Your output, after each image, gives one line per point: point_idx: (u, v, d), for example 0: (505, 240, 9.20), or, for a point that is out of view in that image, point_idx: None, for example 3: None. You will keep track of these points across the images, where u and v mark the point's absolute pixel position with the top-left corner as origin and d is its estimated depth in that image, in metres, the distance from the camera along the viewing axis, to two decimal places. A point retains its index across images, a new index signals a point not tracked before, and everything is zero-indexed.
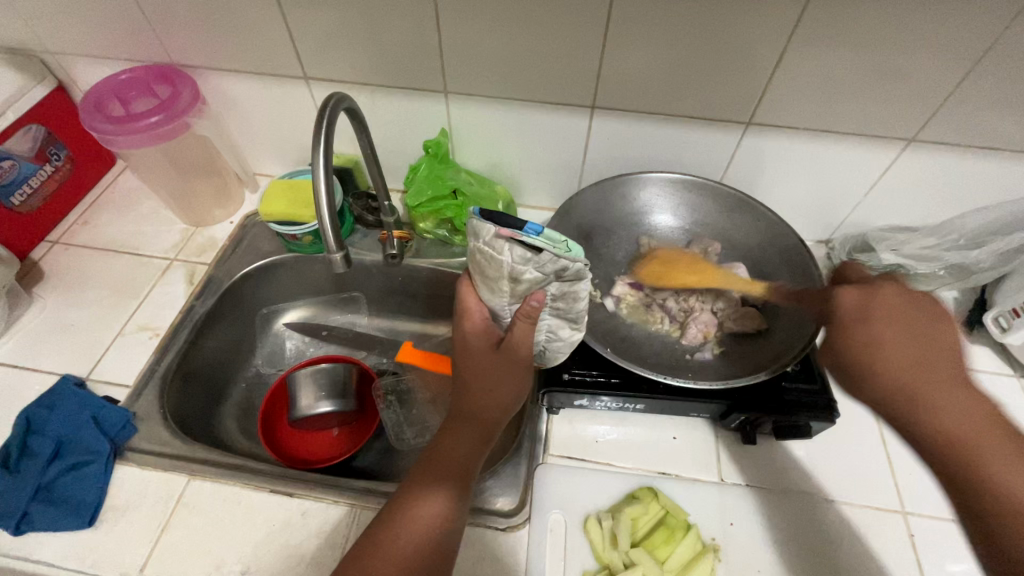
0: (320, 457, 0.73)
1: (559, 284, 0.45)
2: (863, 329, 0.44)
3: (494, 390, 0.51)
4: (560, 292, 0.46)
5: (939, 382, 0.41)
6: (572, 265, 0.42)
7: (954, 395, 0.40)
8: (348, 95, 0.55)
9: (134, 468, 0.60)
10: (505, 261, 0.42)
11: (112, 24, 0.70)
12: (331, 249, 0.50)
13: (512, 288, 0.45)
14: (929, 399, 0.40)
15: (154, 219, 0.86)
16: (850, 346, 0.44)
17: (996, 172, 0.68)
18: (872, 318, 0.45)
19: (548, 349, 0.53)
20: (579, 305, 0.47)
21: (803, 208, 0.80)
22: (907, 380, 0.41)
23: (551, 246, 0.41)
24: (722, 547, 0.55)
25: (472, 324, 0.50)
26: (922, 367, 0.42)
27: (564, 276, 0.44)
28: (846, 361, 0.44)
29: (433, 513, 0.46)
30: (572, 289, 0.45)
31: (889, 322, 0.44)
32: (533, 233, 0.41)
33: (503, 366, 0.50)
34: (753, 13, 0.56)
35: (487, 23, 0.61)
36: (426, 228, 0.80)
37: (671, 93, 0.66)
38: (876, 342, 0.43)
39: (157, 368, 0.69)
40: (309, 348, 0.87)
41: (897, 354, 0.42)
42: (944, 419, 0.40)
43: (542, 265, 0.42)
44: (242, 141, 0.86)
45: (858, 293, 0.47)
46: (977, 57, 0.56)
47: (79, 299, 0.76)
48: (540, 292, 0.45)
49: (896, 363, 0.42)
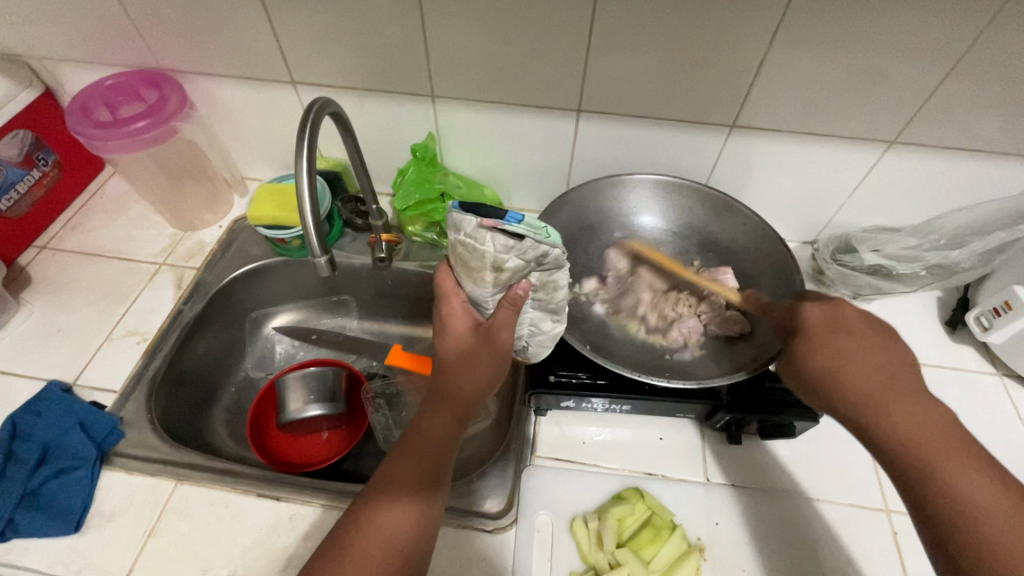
0: (312, 460, 0.73)
1: (539, 273, 0.47)
2: (828, 343, 0.45)
3: (475, 375, 0.50)
4: (541, 281, 0.48)
5: (903, 397, 0.42)
6: (553, 252, 0.45)
7: (919, 409, 0.41)
8: (332, 99, 0.55)
9: (120, 474, 0.60)
10: (489, 251, 0.43)
11: (99, 29, 0.70)
12: (315, 253, 0.50)
13: (498, 278, 0.46)
14: (893, 412, 0.41)
15: (142, 224, 0.86)
16: (816, 360, 0.45)
17: (976, 173, 0.69)
18: (836, 331, 0.46)
19: (530, 343, 0.56)
20: (558, 293, 0.50)
21: (788, 210, 0.81)
22: (873, 393, 0.42)
23: (532, 233, 0.42)
24: (708, 547, 0.56)
25: (455, 308, 0.50)
26: (886, 381, 0.42)
27: (545, 263, 0.45)
28: (812, 374, 0.45)
29: (411, 502, 0.46)
30: (551, 278, 0.48)
31: (852, 336, 0.45)
32: (514, 221, 0.42)
33: (483, 351, 0.50)
34: (734, 18, 0.56)
35: (472, 27, 0.62)
36: (415, 231, 0.81)
37: (656, 96, 0.66)
38: (840, 355, 0.44)
39: (145, 372, 0.69)
40: (299, 352, 0.87)
41: (863, 368, 0.43)
42: (910, 432, 0.40)
43: (525, 252, 0.43)
44: (231, 145, 0.86)
45: (821, 307, 0.48)
46: (954, 60, 0.57)
47: (67, 304, 0.76)
48: (524, 282, 0.47)
49: (862, 378, 0.43)
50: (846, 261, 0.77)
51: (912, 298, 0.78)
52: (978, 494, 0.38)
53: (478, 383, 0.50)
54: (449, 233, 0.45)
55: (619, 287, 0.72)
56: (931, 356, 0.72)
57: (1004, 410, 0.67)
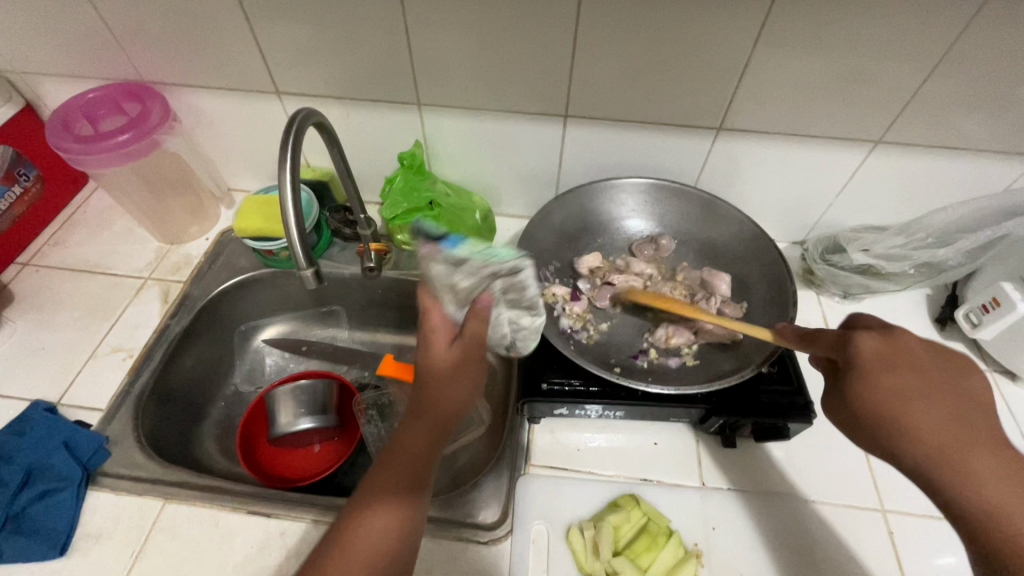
0: (305, 475, 0.72)
1: (500, 280, 0.52)
2: (884, 378, 0.42)
3: (456, 386, 0.49)
4: (507, 285, 0.53)
5: (974, 443, 0.39)
6: (502, 264, 0.52)
7: (995, 460, 0.38)
8: (317, 110, 0.55)
9: (106, 494, 0.59)
10: (441, 276, 0.51)
11: (79, 43, 0.69)
12: (301, 265, 0.50)
13: (458, 295, 0.51)
14: (964, 462, 0.38)
15: (127, 238, 0.85)
16: (872, 396, 0.42)
17: (959, 171, 0.70)
18: (897, 367, 0.42)
19: (517, 338, 0.58)
20: (527, 291, 0.54)
21: (777, 211, 0.81)
22: (938, 440, 0.39)
23: (469, 254, 0.51)
24: (704, 552, 0.55)
25: (433, 319, 0.50)
26: (953, 424, 0.40)
27: (503, 272, 0.52)
28: (866, 412, 0.42)
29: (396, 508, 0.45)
30: (513, 279, 0.53)
31: (915, 372, 0.42)
32: (450, 246, 0.52)
33: (463, 363, 0.49)
34: (718, 21, 0.56)
35: (457, 35, 0.62)
36: (404, 240, 0.79)
37: (641, 101, 0.67)
38: (900, 392, 0.41)
39: (131, 390, 0.68)
40: (290, 364, 0.86)
41: (927, 412, 0.40)
42: (988, 487, 0.37)
43: (472, 269, 0.51)
44: (217, 158, 0.85)
45: (878, 339, 0.44)
46: (937, 59, 0.57)
47: (50, 321, 0.74)
48: (484, 292, 0.51)
49: (923, 423, 0.40)
50: (835, 261, 0.77)
51: (902, 296, 0.78)
52: None
53: (458, 396, 0.49)
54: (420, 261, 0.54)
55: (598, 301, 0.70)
56: None
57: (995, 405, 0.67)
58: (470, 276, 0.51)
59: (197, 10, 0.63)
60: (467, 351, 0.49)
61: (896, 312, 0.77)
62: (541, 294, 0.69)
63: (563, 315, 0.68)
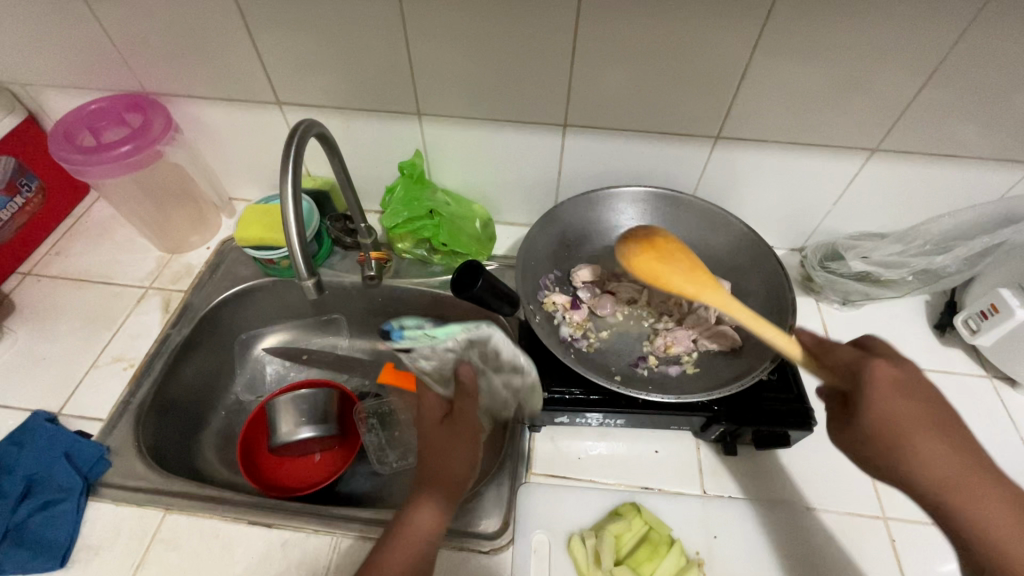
0: (304, 483, 0.72)
1: (469, 351, 0.62)
2: (898, 409, 0.42)
3: (454, 442, 0.56)
4: (482, 353, 0.62)
5: (973, 472, 0.41)
6: (455, 335, 0.62)
7: (991, 488, 0.41)
8: (318, 121, 0.55)
9: (107, 505, 0.59)
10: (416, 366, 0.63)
11: (83, 55, 0.70)
12: (302, 276, 0.50)
13: (435, 378, 0.62)
14: (965, 491, 0.41)
15: (129, 247, 0.85)
16: (884, 426, 0.42)
17: (956, 179, 0.70)
18: (911, 397, 0.43)
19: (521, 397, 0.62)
20: (495, 350, 0.62)
21: (775, 218, 0.81)
22: (938, 468, 0.41)
23: (416, 340, 0.62)
24: (706, 561, 0.55)
25: (426, 403, 0.60)
26: (956, 454, 0.42)
27: (463, 342, 0.62)
28: (878, 442, 0.43)
29: (434, 510, 0.51)
30: (478, 343, 0.62)
31: (925, 404, 0.43)
32: (398, 335, 0.62)
33: (454, 425, 0.57)
34: (716, 29, 0.57)
35: (457, 45, 0.62)
36: (405, 249, 0.80)
37: (640, 110, 0.67)
38: (911, 425, 0.42)
39: (132, 400, 0.68)
40: (290, 372, 0.86)
41: (931, 441, 0.42)
42: (977, 508, 0.40)
43: (432, 353, 0.62)
44: (218, 167, 0.85)
45: (891, 366, 0.44)
46: (933, 67, 0.58)
47: (51, 331, 0.75)
48: (459, 365, 0.61)
49: (932, 454, 0.42)
50: (834, 269, 0.76)
51: (901, 303, 0.78)
52: None
53: (456, 453, 0.55)
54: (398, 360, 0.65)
55: (597, 309, 0.70)
56: (921, 361, 0.72)
57: (995, 411, 0.67)
58: (434, 359, 0.62)
59: (199, 22, 0.63)
60: (454, 417, 0.57)
61: (895, 318, 0.77)
62: (541, 302, 0.69)
63: (563, 323, 0.68)
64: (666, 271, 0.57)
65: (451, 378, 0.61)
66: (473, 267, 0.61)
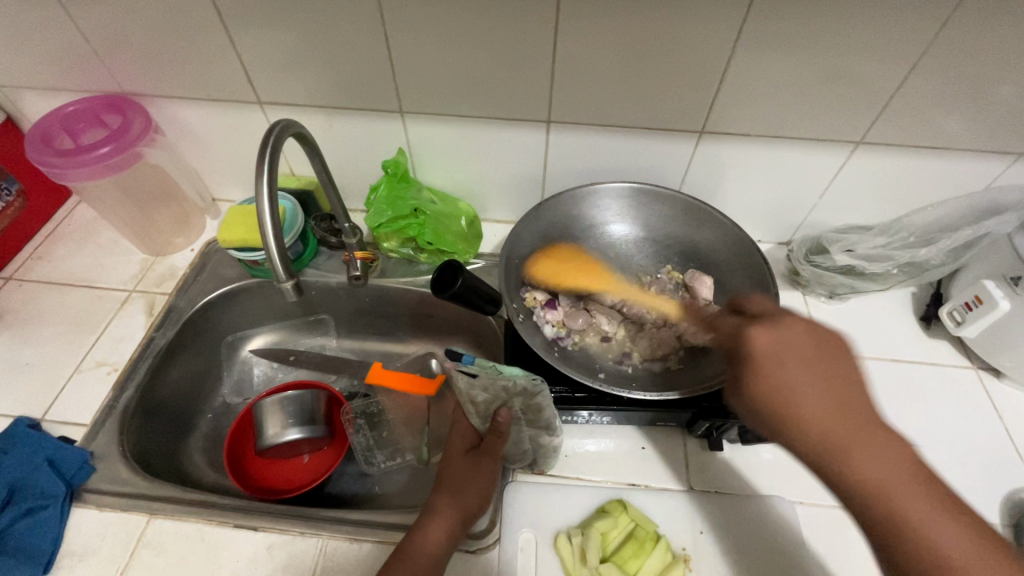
0: (292, 484, 0.72)
1: (521, 400, 0.54)
2: (778, 376, 0.38)
3: (472, 479, 0.55)
4: (525, 406, 0.55)
5: (865, 433, 0.36)
6: (513, 383, 0.52)
7: (887, 450, 0.36)
8: (295, 120, 0.55)
9: (91, 511, 0.59)
10: (459, 388, 0.56)
11: (59, 56, 0.69)
12: (281, 279, 0.50)
13: (478, 407, 0.56)
14: (854, 455, 0.36)
15: (112, 251, 0.84)
16: (768, 394, 0.38)
17: (940, 170, 0.70)
18: (790, 359, 0.38)
19: (539, 456, 0.59)
20: (545, 413, 0.54)
21: (762, 212, 0.81)
22: (826, 431, 0.36)
23: (483, 371, 0.53)
24: (692, 556, 0.55)
25: (460, 428, 0.60)
26: (842, 415, 0.37)
27: (514, 391, 0.53)
28: (763, 408, 0.38)
29: (444, 532, 0.51)
30: (533, 402, 0.53)
31: (806, 366, 0.38)
32: (467, 361, 0.54)
33: (477, 465, 0.56)
34: (698, 22, 0.56)
35: (438, 42, 0.61)
36: (391, 248, 0.80)
37: (622, 105, 0.67)
38: (794, 388, 0.37)
39: (115, 405, 0.68)
40: (278, 374, 0.85)
41: (815, 404, 0.37)
42: (868, 469, 0.35)
43: (485, 385, 0.53)
44: (201, 168, 0.85)
45: (768, 330, 0.39)
46: (916, 58, 0.57)
47: (34, 336, 0.74)
48: (503, 410, 0.55)
49: (818, 419, 0.37)
50: (819, 262, 0.77)
51: (887, 295, 0.79)
52: (945, 534, 0.34)
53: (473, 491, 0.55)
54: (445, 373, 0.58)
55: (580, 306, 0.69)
56: (908, 353, 0.72)
57: (980, 403, 0.68)
58: (486, 392, 0.54)
59: (175, 21, 0.62)
60: (479, 456, 0.57)
61: (881, 311, 0.77)
62: (523, 298, 0.68)
63: (544, 321, 0.67)
64: (563, 266, 0.72)
65: (489, 416, 0.57)
66: (455, 266, 0.60)
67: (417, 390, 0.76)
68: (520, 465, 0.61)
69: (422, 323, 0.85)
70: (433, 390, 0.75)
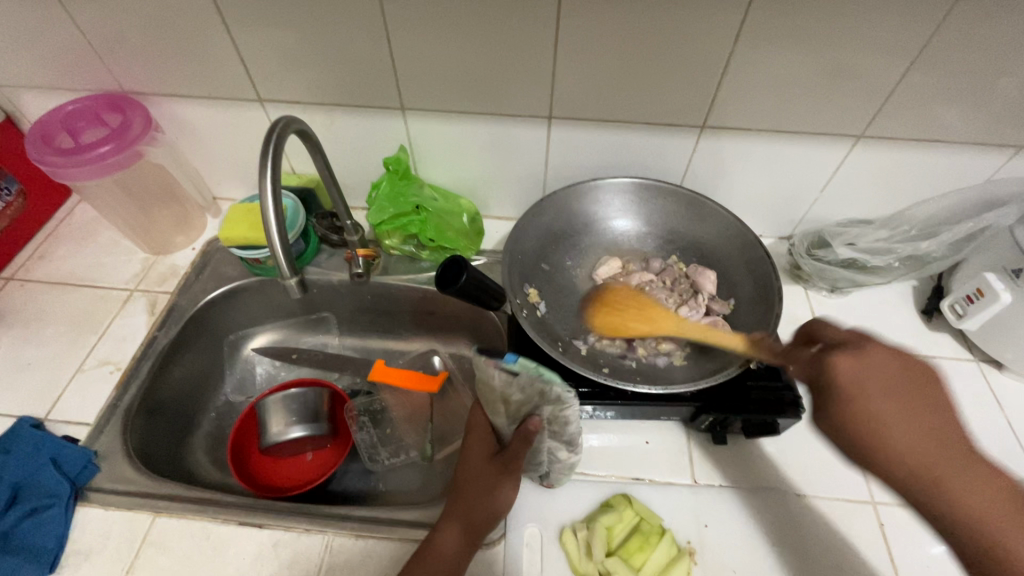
0: (296, 483, 0.72)
1: (551, 409, 0.52)
2: (866, 409, 0.41)
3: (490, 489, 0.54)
4: (553, 416, 0.53)
5: (953, 460, 0.40)
6: (551, 389, 0.50)
7: (979, 475, 0.39)
8: (297, 117, 0.55)
9: (96, 510, 0.59)
10: (495, 383, 0.52)
11: (58, 54, 0.68)
12: (285, 275, 0.50)
13: (509, 407, 0.54)
14: (946, 481, 0.39)
15: (113, 250, 0.84)
16: (856, 424, 0.41)
17: (941, 163, 0.70)
18: (879, 389, 0.41)
19: (552, 470, 0.58)
20: (572, 427, 0.54)
21: (763, 207, 0.81)
22: (915, 459, 0.40)
23: (525, 371, 0.50)
24: (698, 550, 0.56)
25: (480, 434, 0.58)
26: (932, 444, 0.40)
27: (548, 398, 0.51)
28: (851, 438, 0.42)
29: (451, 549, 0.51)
30: (562, 413, 0.52)
31: (890, 397, 0.41)
32: (510, 359, 0.50)
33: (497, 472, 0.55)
34: (699, 16, 0.56)
35: (439, 37, 0.61)
36: (393, 245, 0.80)
37: (624, 101, 0.67)
38: (881, 419, 0.41)
39: (119, 404, 0.67)
40: (280, 373, 0.85)
41: (902, 433, 0.40)
42: (958, 494, 0.39)
43: (523, 386, 0.51)
44: (201, 167, 0.84)
45: (851, 360, 0.43)
46: (917, 51, 0.57)
47: (36, 336, 0.74)
48: (535, 418, 0.53)
49: (907, 447, 0.40)
50: (822, 257, 0.77)
51: (888, 289, 0.79)
52: None
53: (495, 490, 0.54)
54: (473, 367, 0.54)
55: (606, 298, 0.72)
56: (908, 346, 0.73)
57: (983, 395, 0.68)
58: (522, 392, 0.51)
59: (176, 19, 0.62)
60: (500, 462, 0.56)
61: (882, 305, 0.77)
62: (526, 294, 0.69)
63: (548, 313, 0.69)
64: (620, 315, 0.68)
65: (518, 417, 0.55)
66: (459, 262, 0.61)
67: (422, 388, 0.76)
68: (532, 474, 0.59)
69: (424, 320, 0.85)
70: (435, 386, 0.76)
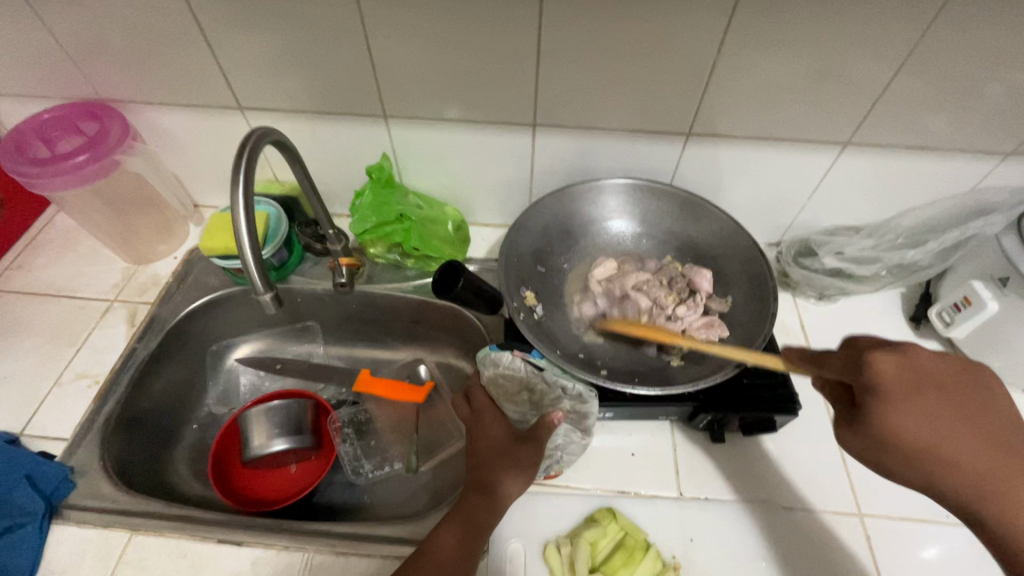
0: (283, 494, 0.71)
1: (572, 401, 0.57)
2: (910, 413, 0.39)
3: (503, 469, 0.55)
4: (572, 408, 0.57)
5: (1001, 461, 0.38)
6: (573, 384, 0.56)
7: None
8: (274, 128, 0.54)
9: (71, 527, 0.58)
10: (522, 375, 0.58)
11: (33, 61, 0.67)
12: (259, 290, 0.49)
13: (533, 395, 0.59)
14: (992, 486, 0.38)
15: (93, 260, 0.83)
16: (900, 434, 0.39)
17: (928, 170, 0.70)
18: (919, 390, 0.39)
19: (563, 455, 0.59)
20: (590, 418, 0.57)
21: (751, 213, 0.80)
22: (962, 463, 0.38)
23: (549, 365, 0.58)
24: (682, 564, 0.55)
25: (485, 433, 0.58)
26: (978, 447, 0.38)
27: (570, 392, 0.57)
28: (902, 455, 0.39)
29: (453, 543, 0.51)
30: (584, 406, 0.56)
31: (936, 399, 0.39)
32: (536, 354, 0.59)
33: (510, 455, 0.56)
34: (683, 22, 0.55)
35: (420, 43, 0.60)
36: (377, 253, 0.79)
37: (608, 108, 0.66)
38: (928, 425, 0.39)
39: (97, 417, 0.67)
40: (265, 382, 0.83)
41: (949, 438, 0.38)
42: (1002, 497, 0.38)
43: (547, 378, 0.57)
44: (182, 175, 0.83)
45: (893, 359, 0.40)
46: (904, 57, 0.57)
47: (12, 349, 0.72)
48: (558, 411, 0.57)
49: (953, 452, 0.38)
50: (808, 265, 0.77)
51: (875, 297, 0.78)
52: None
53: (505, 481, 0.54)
54: (486, 369, 0.59)
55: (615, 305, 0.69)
56: None
57: None
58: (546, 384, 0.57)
59: (152, 26, 0.61)
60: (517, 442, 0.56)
61: (869, 312, 0.77)
62: (523, 297, 0.67)
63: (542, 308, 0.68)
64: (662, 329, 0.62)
65: (540, 406, 0.59)
66: (456, 267, 0.64)
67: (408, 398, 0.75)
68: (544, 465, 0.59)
69: (411, 329, 0.84)
70: (422, 397, 0.75)
